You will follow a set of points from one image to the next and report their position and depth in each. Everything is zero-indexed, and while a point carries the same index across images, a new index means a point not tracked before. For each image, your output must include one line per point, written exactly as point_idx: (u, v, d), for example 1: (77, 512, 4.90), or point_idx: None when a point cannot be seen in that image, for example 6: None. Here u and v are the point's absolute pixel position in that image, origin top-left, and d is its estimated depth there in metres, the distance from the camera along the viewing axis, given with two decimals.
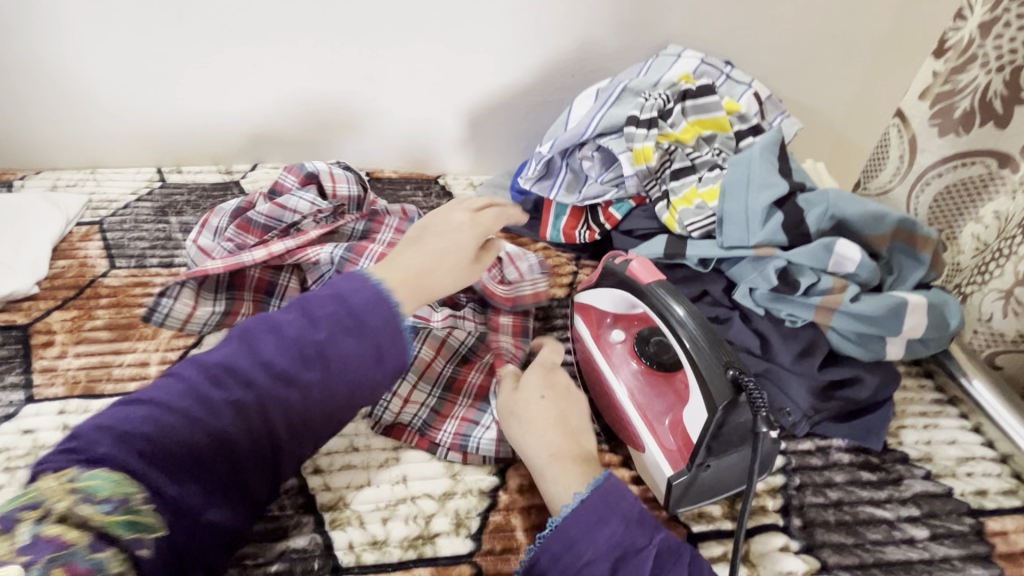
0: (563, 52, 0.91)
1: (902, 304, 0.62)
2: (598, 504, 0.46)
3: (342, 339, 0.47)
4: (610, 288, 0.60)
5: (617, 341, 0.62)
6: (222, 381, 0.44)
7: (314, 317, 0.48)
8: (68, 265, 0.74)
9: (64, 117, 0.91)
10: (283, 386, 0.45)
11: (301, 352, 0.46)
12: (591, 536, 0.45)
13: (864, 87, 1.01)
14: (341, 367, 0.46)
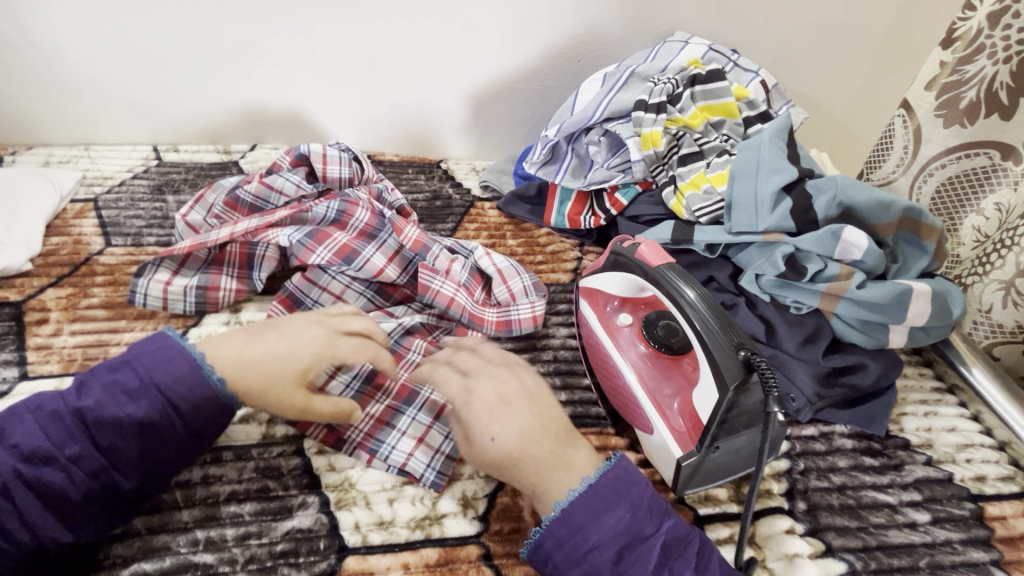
0: (568, 36, 0.90)
1: (907, 291, 0.62)
2: (607, 488, 0.46)
3: (166, 378, 0.45)
4: (621, 271, 0.60)
5: (624, 324, 0.62)
6: (48, 429, 0.43)
7: (139, 361, 0.46)
8: (62, 243, 0.72)
9: (58, 90, 0.88)
10: (104, 428, 0.43)
11: (127, 389, 0.44)
12: (599, 520, 0.45)
13: (867, 80, 1.01)
14: (159, 407, 0.44)
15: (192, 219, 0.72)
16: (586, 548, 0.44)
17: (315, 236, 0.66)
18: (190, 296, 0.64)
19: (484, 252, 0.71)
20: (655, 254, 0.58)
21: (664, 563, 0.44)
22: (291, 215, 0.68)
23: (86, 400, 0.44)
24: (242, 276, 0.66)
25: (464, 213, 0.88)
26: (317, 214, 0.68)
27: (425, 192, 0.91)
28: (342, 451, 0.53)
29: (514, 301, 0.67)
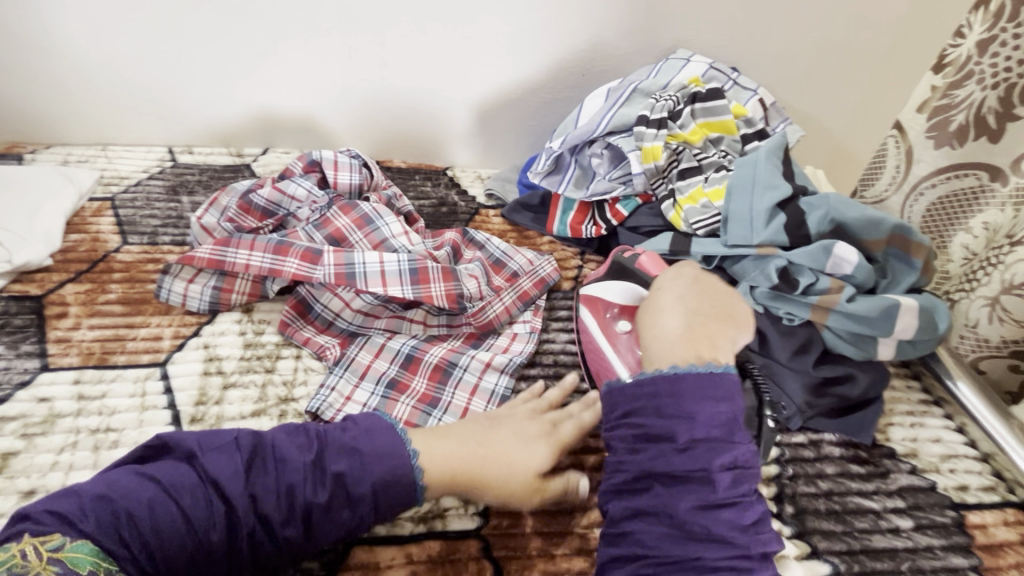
0: (574, 50, 0.93)
1: (894, 306, 0.65)
2: (725, 384, 0.51)
3: (384, 477, 0.47)
4: (628, 284, 0.66)
5: (624, 331, 0.63)
6: (268, 485, 0.45)
7: (370, 451, 0.48)
8: (80, 239, 0.75)
9: (78, 92, 0.91)
10: (320, 512, 0.46)
11: (354, 483, 0.47)
12: (701, 402, 0.49)
13: (862, 99, 1.04)
14: (366, 511, 0.47)
15: (206, 221, 0.74)
16: (679, 412, 0.49)
17: (328, 283, 0.67)
18: (204, 298, 0.66)
19: (463, 256, 0.77)
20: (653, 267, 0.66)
21: (721, 441, 0.48)
22: (300, 262, 0.67)
23: (259, 489, 0.45)
24: (256, 281, 0.68)
25: (469, 220, 0.91)
26: (327, 263, 0.66)
27: (432, 198, 0.94)
28: None
29: (532, 266, 0.76)
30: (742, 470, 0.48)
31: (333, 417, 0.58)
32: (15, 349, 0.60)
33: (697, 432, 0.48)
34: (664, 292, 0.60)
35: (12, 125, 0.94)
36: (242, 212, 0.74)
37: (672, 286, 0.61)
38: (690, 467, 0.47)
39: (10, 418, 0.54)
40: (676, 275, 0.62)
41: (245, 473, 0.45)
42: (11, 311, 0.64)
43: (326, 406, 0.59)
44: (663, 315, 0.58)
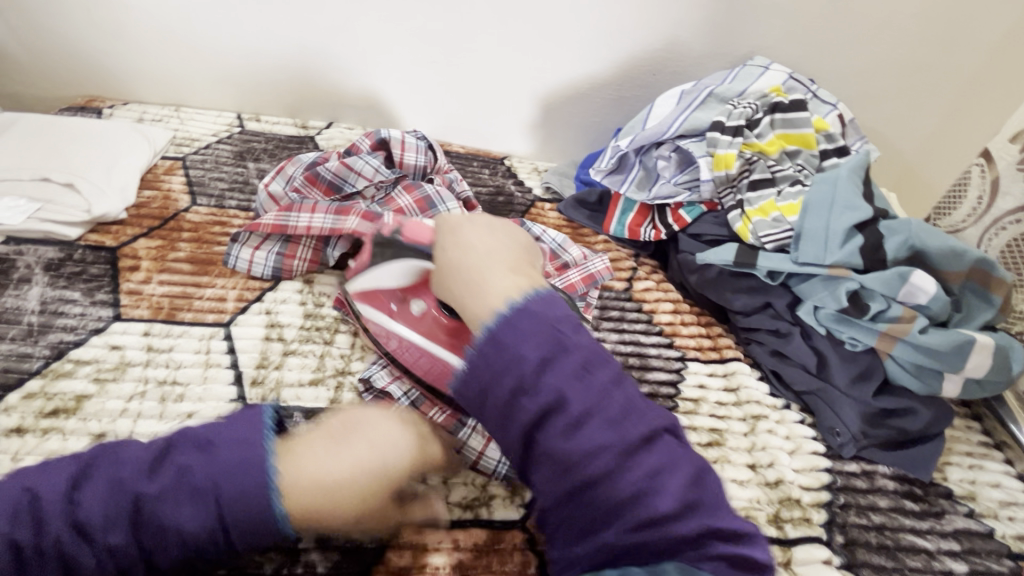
0: (646, 49, 0.91)
1: (969, 342, 0.62)
2: (528, 318, 0.42)
3: (232, 494, 0.38)
4: (393, 262, 0.53)
5: (420, 310, 0.56)
6: (108, 500, 0.38)
7: (217, 463, 0.39)
8: (153, 196, 0.77)
9: (158, 52, 0.93)
10: (152, 528, 0.37)
11: (195, 491, 0.38)
12: (526, 339, 0.41)
13: (940, 124, 0.98)
14: (210, 526, 0.38)
15: (272, 190, 0.75)
16: (515, 365, 0.40)
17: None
18: (268, 264, 0.68)
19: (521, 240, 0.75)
20: (423, 233, 0.55)
21: (589, 375, 0.40)
22: (360, 221, 0.66)
23: (87, 510, 0.37)
24: (317, 248, 0.70)
25: (525, 211, 0.90)
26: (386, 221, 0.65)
27: (489, 186, 0.94)
28: None
29: (585, 261, 0.76)
30: (631, 401, 0.40)
31: (385, 386, 0.58)
32: (90, 296, 0.62)
33: (572, 386, 0.39)
34: (463, 228, 0.53)
35: (94, 79, 0.97)
36: (308, 182, 0.75)
37: (469, 233, 0.52)
38: (610, 430, 0.38)
39: (84, 362, 0.57)
40: (474, 227, 0.53)
41: (70, 489, 0.38)
42: (87, 259, 0.66)
43: (377, 375, 0.59)
44: (474, 253, 0.50)
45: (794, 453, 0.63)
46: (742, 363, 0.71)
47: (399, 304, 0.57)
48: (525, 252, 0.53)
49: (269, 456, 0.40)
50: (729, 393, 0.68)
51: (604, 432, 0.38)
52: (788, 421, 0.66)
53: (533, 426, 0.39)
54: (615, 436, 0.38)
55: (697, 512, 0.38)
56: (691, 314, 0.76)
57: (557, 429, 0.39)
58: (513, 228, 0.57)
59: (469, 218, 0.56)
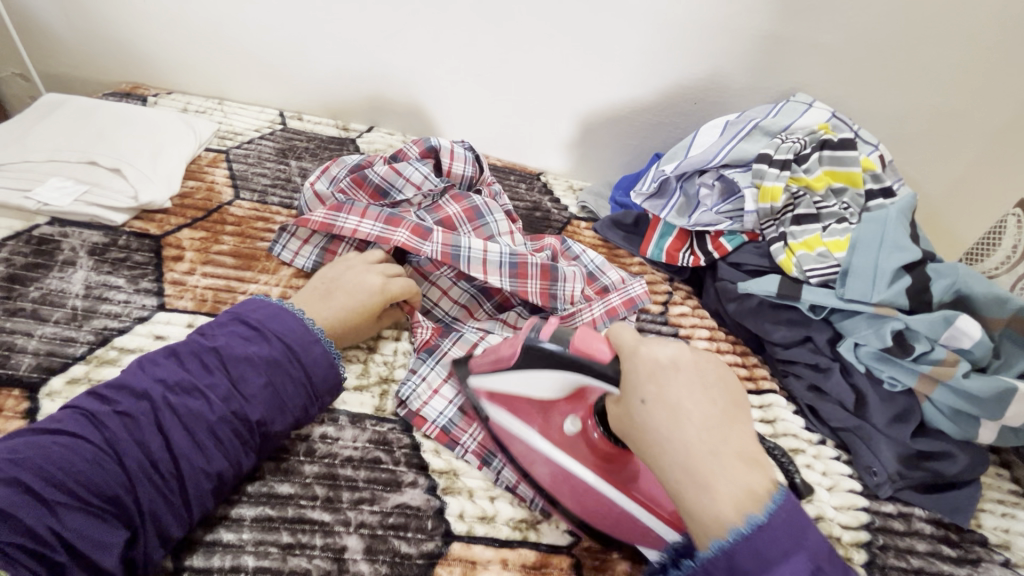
0: (691, 78, 0.92)
1: (1010, 390, 0.62)
2: (783, 528, 0.39)
3: (286, 330, 0.52)
4: (518, 371, 0.54)
5: (572, 431, 0.53)
6: (184, 362, 0.49)
7: (261, 320, 0.53)
8: (197, 187, 0.76)
9: (205, 45, 0.94)
10: (236, 361, 0.49)
11: (252, 337, 0.51)
12: (786, 559, 0.38)
13: (970, 172, 0.97)
14: (280, 350, 0.51)
15: (318, 188, 0.75)
16: None
17: (433, 259, 0.68)
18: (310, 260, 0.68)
19: (559, 259, 0.76)
20: (593, 343, 0.50)
21: None
22: (409, 235, 0.68)
23: (175, 372, 0.48)
24: (359, 248, 0.70)
25: (561, 228, 0.90)
26: (435, 240, 0.67)
27: (526, 202, 0.94)
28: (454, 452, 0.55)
29: (624, 285, 0.75)
30: None
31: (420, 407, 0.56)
32: (135, 284, 0.62)
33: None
34: (667, 373, 0.45)
35: (138, 66, 0.97)
36: (354, 182, 0.74)
37: (677, 391, 0.44)
38: None
39: (129, 350, 0.56)
40: (696, 374, 0.45)
41: (148, 369, 0.48)
42: (132, 246, 0.66)
43: (412, 396, 0.57)
44: (689, 422, 0.43)
45: (832, 490, 0.63)
46: (778, 395, 0.71)
47: (549, 417, 0.55)
48: (740, 407, 0.45)
49: (309, 321, 0.55)
50: (767, 426, 0.68)
51: None
52: (825, 457, 0.66)
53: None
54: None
55: None
56: (727, 342, 0.76)
57: None
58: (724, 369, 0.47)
59: (669, 349, 0.46)
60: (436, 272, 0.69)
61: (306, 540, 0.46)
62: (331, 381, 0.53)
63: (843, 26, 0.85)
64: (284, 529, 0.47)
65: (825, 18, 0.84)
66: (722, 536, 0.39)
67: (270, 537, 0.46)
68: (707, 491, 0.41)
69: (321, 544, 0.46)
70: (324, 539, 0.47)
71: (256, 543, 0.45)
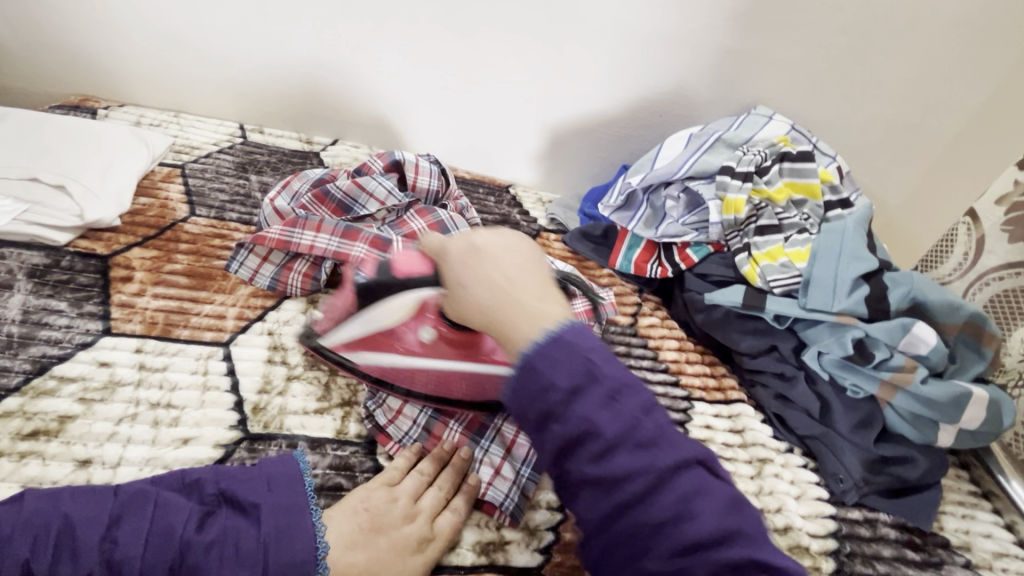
0: (656, 92, 0.93)
1: (965, 395, 0.64)
2: (559, 344, 0.42)
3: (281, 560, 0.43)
4: (379, 303, 0.53)
5: (429, 339, 0.54)
6: (152, 545, 0.41)
7: (270, 521, 0.44)
8: (149, 204, 0.73)
9: (161, 56, 0.90)
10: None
11: (243, 555, 0.42)
12: (559, 366, 0.41)
13: (923, 181, 1.00)
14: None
15: (277, 204, 0.73)
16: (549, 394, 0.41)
17: None
18: (267, 276, 0.66)
19: None
20: (413, 263, 0.53)
21: (615, 405, 0.41)
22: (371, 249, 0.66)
23: (133, 546, 0.41)
24: (315, 263, 0.67)
25: (530, 241, 0.90)
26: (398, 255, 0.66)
27: (494, 214, 0.93)
28: None
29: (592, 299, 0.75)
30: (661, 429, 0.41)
31: (385, 423, 0.56)
32: (78, 308, 0.58)
33: (602, 415, 0.40)
34: (482, 252, 0.48)
35: (89, 77, 0.93)
36: (314, 198, 0.73)
37: (455, 271, 0.48)
38: (568, 433, 0.40)
39: (69, 379, 0.52)
40: (515, 258, 0.48)
41: (110, 527, 0.41)
42: (76, 267, 0.62)
43: (379, 411, 0.57)
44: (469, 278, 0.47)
45: (800, 498, 0.63)
46: (746, 405, 0.72)
47: (402, 336, 0.55)
48: (543, 269, 0.50)
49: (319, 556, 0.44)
50: (735, 435, 0.68)
51: (636, 459, 0.39)
52: (792, 465, 0.67)
53: (563, 451, 0.41)
54: (645, 460, 0.39)
55: (739, 540, 0.39)
56: (695, 352, 0.77)
57: (566, 440, 0.40)
58: (522, 242, 0.51)
59: (499, 236, 0.50)
60: None
61: None
62: None
63: (799, 42, 0.87)
64: None
65: (781, 34, 0.86)
66: (524, 346, 0.43)
67: None
68: (510, 340, 0.44)
69: None
70: None
71: None
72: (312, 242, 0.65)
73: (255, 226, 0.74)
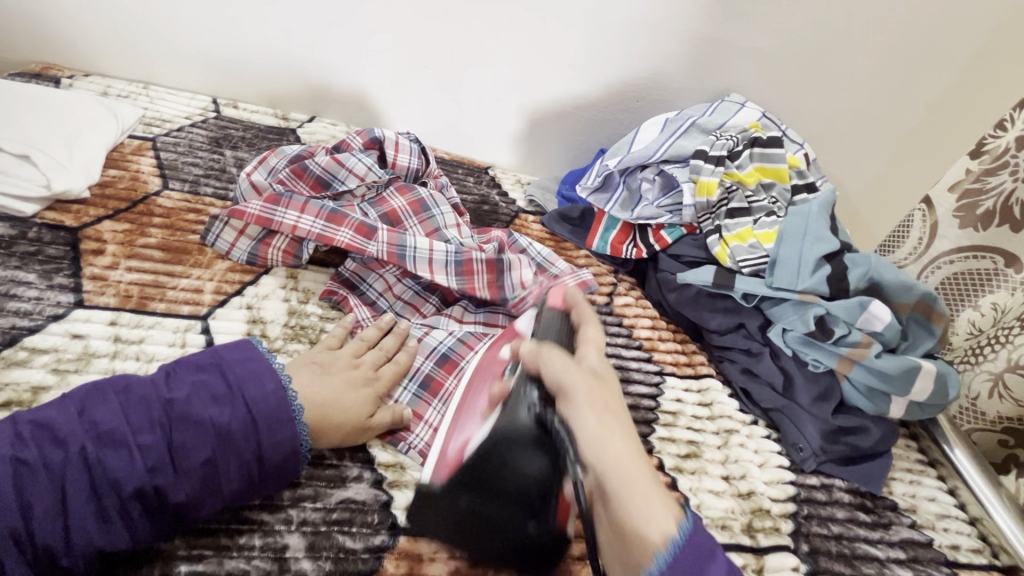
0: (633, 76, 0.94)
1: (915, 368, 0.68)
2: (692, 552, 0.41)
3: (256, 394, 0.47)
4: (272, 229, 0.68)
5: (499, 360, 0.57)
6: (135, 415, 0.44)
7: (235, 370, 0.48)
8: (120, 176, 0.72)
9: (128, 24, 0.87)
10: (184, 426, 0.44)
11: (219, 396, 0.46)
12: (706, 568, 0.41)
13: (885, 171, 1.05)
14: (241, 420, 0.46)
15: (254, 179, 0.72)
16: None
17: (377, 258, 0.68)
18: (245, 251, 0.66)
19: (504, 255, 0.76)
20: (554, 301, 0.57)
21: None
22: (353, 234, 0.66)
23: (114, 419, 0.44)
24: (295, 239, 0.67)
25: (509, 221, 0.91)
26: (381, 240, 0.66)
27: (474, 195, 0.94)
28: (399, 448, 0.55)
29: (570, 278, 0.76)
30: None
31: None
32: (48, 279, 0.57)
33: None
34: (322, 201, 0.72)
35: (51, 45, 0.89)
36: (293, 174, 0.72)
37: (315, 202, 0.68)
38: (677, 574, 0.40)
39: (41, 350, 0.52)
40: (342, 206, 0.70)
41: (84, 413, 0.44)
42: (44, 239, 0.61)
43: None
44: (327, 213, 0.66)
45: (763, 466, 0.67)
46: (715, 379, 0.75)
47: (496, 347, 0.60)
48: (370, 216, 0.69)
49: (287, 379, 0.50)
50: (704, 408, 0.71)
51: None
52: (757, 436, 0.70)
53: None
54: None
55: None
56: (668, 330, 0.80)
57: None
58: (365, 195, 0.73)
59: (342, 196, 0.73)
60: (382, 266, 0.69)
61: (245, 542, 0.46)
62: (289, 467, 0.48)
63: (772, 32, 0.90)
64: (223, 533, 0.46)
65: (755, 22, 0.88)
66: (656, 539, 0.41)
67: (207, 540, 0.45)
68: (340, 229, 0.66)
69: (261, 544, 0.46)
70: (264, 539, 0.46)
71: (189, 548, 0.45)
72: (293, 222, 0.65)
73: (231, 201, 0.73)
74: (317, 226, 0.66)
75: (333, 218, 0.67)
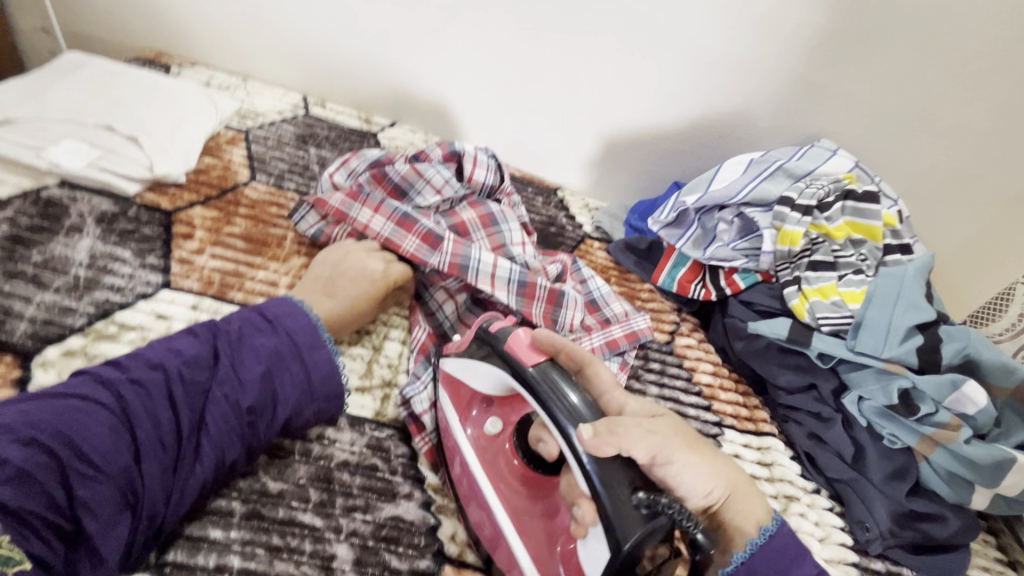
0: (718, 111, 0.91)
1: (1009, 460, 0.62)
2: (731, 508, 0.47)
3: (292, 323, 0.53)
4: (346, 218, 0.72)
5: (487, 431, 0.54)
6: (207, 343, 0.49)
7: (273, 307, 0.54)
8: (213, 164, 0.75)
9: (237, 20, 0.92)
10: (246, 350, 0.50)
11: (263, 325, 0.52)
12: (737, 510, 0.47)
13: (982, 236, 0.94)
14: (285, 343, 0.52)
15: (336, 179, 0.74)
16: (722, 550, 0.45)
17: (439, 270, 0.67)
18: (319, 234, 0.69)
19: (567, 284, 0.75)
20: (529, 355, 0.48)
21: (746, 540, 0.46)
22: (419, 243, 0.66)
23: (195, 347, 0.49)
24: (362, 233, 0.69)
25: (574, 246, 0.90)
26: (445, 250, 0.66)
27: (541, 215, 0.93)
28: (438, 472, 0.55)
29: (627, 319, 0.74)
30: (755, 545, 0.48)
31: (420, 412, 0.57)
32: (141, 259, 0.60)
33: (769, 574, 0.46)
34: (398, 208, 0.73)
35: (165, 33, 0.95)
36: (372, 175, 0.73)
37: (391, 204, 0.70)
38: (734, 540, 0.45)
39: (129, 327, 0.54)
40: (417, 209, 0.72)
41: (168, 343, 0.49)
42: (142, 219, 0.64)
43: (418, 398, 0.58)
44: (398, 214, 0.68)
45: (823, 542, 0.63)
46: (777, 439, 0.71)
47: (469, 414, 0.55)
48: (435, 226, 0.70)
49: (319, 322, 0.55)
50: (764, 468, 0.67)
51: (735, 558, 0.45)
52: (818, 507, 0.66)
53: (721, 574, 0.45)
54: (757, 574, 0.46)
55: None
56: (730, 379, 0.76)
57: None
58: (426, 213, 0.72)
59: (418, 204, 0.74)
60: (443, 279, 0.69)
61: (293, 544, 0.46)
62: (332, 388, 0.52)
63: (874, 79, 0.85)
64: (273, 532, 0.46)
65: (858, 68, 0.84)
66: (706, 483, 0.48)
67: (260, 538, 0.45)
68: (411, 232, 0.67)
69: (310, 551, 0.46)
70: (313, 545, 0.46)
71: (240, 543, 0.45)
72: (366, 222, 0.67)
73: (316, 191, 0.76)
74: (389, 231, 0.67)
75: (403, 222, 0.67)
